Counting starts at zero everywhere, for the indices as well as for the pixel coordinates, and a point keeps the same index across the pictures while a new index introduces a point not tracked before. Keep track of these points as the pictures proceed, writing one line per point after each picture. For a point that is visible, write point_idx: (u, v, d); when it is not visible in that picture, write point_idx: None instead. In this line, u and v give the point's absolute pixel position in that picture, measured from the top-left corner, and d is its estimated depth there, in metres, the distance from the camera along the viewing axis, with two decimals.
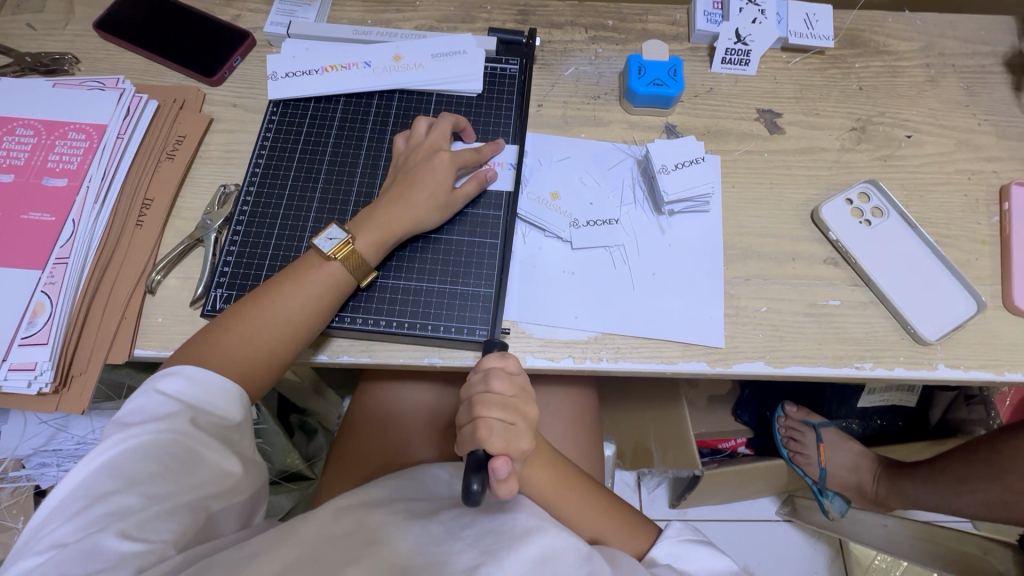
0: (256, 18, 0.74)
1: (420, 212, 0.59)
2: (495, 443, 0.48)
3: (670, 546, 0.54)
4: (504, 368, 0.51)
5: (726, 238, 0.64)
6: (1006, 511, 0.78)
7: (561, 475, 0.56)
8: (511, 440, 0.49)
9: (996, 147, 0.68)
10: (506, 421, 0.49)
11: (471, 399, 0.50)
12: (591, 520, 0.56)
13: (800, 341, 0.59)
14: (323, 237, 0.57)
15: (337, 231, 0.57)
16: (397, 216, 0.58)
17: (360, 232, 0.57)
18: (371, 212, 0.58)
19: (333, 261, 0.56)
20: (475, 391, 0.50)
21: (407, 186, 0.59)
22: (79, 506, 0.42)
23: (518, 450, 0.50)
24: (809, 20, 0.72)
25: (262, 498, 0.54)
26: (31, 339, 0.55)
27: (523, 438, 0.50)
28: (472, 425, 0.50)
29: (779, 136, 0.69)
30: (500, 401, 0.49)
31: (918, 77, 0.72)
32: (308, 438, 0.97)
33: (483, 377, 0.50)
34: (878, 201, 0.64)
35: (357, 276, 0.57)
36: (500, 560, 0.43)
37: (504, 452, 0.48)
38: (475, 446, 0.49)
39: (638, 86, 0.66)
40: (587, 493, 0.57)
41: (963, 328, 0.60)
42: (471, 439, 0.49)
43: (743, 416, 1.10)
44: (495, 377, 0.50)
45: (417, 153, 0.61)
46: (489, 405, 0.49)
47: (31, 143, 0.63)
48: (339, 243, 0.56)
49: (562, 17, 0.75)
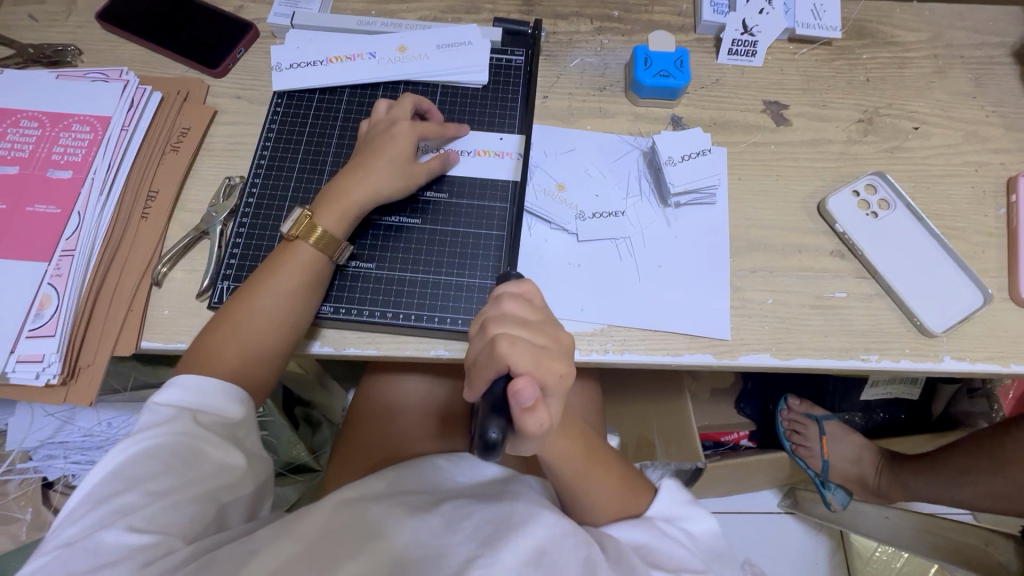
0: (259, 9, 0.73)
1: (377, 180, 0.58)
2: (519, 358, 0.42)
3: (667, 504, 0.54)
4: (521, 294, 0.47)
5: (732, 230, 0.63)
6: (1008, 503, 0.78)
7: (583, 450, 0.55)
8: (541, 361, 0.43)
9: (1004, 139, 0.68)
10: (533, 341, 0.43)
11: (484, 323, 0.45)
12: (603, 497, 0.54)
13: (806, 333, 0.59)
14: (288, 220, 0.57)
15: (296, 209, 0.57)
16: (355, 187, 0.58)
17: (320, 208, 0.57)
18: (331, 187, 0.58)
19: (299, 239, 0.56)
20: (490, 314, 0.45)
21: (363, 159, 0.59)
22: (85, 508, 0.43)
23: (552, 374, 0.43)
24: (816, 10, 0.71)
25: (269, 491, 0.54)
26: (38, 331, 0.55)
27: (557, 363, 0.43)
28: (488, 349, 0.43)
29: (786, 128, 0.68)
30: (519, 320, 0.44)
31: (926, 68, 0.72)
32: (313, 429, 0.97)
33: (496, 304, 0.46)
34: (885, 193, 0.64)
35: (329, 254, 0.56)
36: (496, 552, 0.43)
37: (531, 372, 0.42)
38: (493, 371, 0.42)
39: (644, 78, 0.66)
40: (608, 470, 0.56)
41: (969, 320, 0.60)
42: (489, 364, 0.42)
43: (746, 408, 1.09)
44: (509, 300, 0.46)
45: (376, 128, 0.61)
46: (507, 324, 0.44)
47: (35, 135, 0.63)
48: (299, 220, 0.56)
49: (567, 7, 0.74)
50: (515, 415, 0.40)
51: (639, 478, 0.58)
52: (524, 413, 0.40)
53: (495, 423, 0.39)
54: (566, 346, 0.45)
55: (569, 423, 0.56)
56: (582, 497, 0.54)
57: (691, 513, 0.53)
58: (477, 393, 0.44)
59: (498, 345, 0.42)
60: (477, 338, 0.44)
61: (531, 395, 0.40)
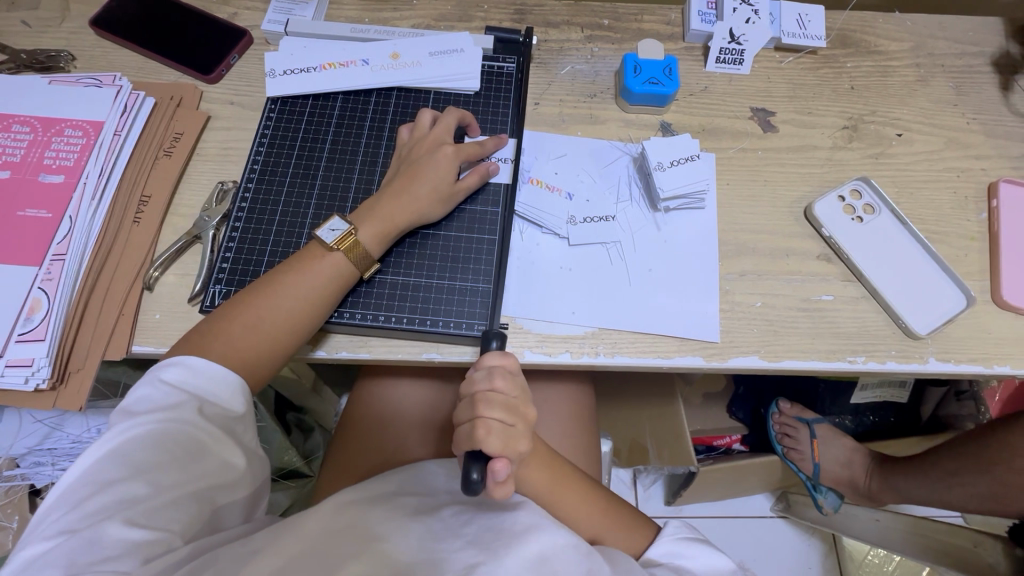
0: (253, 16, 0.74)
1: (421, 203, 0.59)
2: (492, 444, 0.48)
3: (667, 545, 0.54)
4: (504, 367, 0.51)
5: (720, 235, 0.64)
6: (995, 504, 0.80)
7: (557, 473, 0.56)
8: (510, 441, 0.49)
9: (985, 146, 0.70)
10: (507, 423, 0.49)
11: (474, 396, 0.49)
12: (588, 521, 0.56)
13: (795, 336, 0.60)
14: (325, 229, 0.57)
15: (339, 222, 0.57)
16: (399, 208, 0.58)
17: (363, 222, 0.58)
18: (375, 202, 0.59)
19: (335, 252, 0.56)
20: (480, 389, 0.50)
21: (409, 177, 0.59)
22: (84, 494, 0.43)
23: (516, 452, 0.49)
24: (802, 20, 0.73)
25: (266, 490, 0.54)
26: (28, 336, 0.55)
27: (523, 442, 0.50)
28: (470, 425, 0.49)
29: (773, 134, 0.69)
30: (504, 400, 0.49)
31: (909, 76, 0.73)
32: (304, 436, 0.97)
33: (486, 375, 0.50)
34: (870, 198, 0.65)
35: (358, 269, 0.57)
36: (499, 558, 0.43)
37: (501, 454, 0.48)
38: (472, 446, 0.48)
39: (634, 85, 0.67)
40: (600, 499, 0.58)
41: (952, 323, 0.61)
42: (468, 442, 0.49)
43: (738, 413, 1.10)
44: (498, 375, 0.50)
45: (420, 146, 0.62)
46: (492, 403, 0.49)
47: (27, 140, 0.63)
48: (342, 234, 0.57)
49: (558, 16, 0.76)
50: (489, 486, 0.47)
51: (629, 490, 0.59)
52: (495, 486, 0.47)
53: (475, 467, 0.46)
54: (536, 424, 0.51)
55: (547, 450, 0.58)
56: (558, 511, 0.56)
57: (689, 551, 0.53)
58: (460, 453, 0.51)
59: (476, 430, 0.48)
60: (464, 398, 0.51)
61: (504, 472, 0.46)
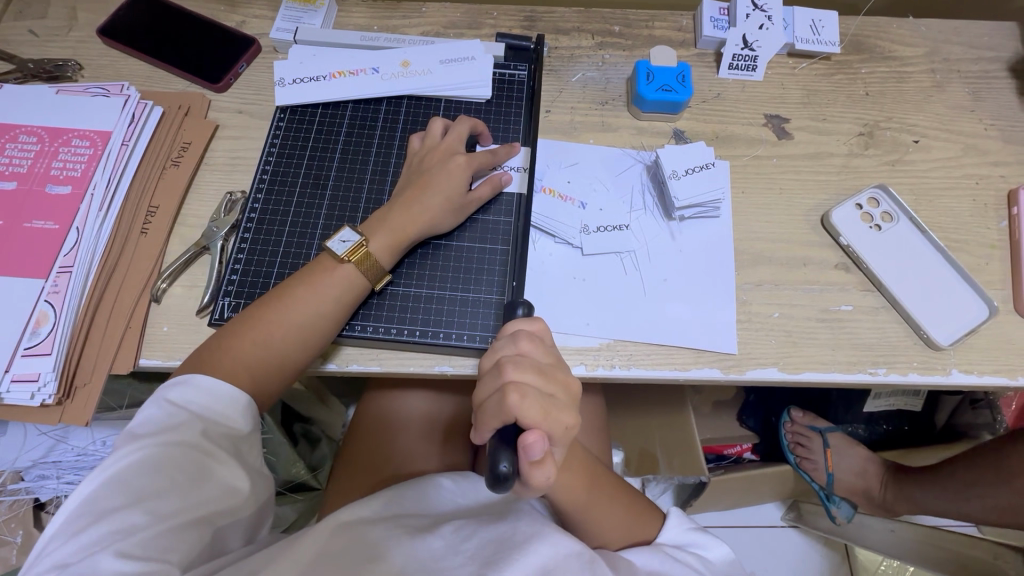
0: (261, 24, 0.73)
1: (433, 215, 0.58)
2: (528, 412, 0.40)
3: (675, 534, 0.55)
4: (532, 332, 0.45)
5: (736, 244, 0.63)
6: (1014, 516, 0.79)
7: (591, 482, 0.55)
8: (551, 412, 0.41)
9: (1003, 152, 0.69)
10: (545, 390, 0.41)
11: (498, 364, 0.42)
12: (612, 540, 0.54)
13: (814, 347, 0.59)
14: (335, 240, 0.56)
15: (350, 232, 0.56)
16: (411, 220, 0.57)
17: (374, 233, 0.57)
18: (385, 213, 0.58)
19: (346, 264, 0.55)
20: (505, 354, 0.43)
21: (420, 189, 0.58)
22: (82, 522, 0.41)
23: (558, 426, 0.41)
24: (815, 26, 0.72)
25: (268, 512, 0.52)
26: (34, 350, 0.54)
27: (564, 414, 0.42)
28: (498, 396, 0.41)
29: (788, 141, 0.69)
30: (535, 364, 0.42)
31: (924, 82, 0.72)
32: (311, 446, 0.93)
33: (510, 340, 0.44)
34: (888, 206, 0.64)
35: (370, 281, 0.56)
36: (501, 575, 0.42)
37: (540, 426, 0.40)
38: (503, 419, 0.40)
39: (647, 93, 0.66)
40: (619, 505, 0.55)
41: (975, 333, 0.59)
42: (497, 416, 0.40)
43: (748, 421, 1.08)
44: (525, 339, 0.44)
45: (432, 156, 0.61)
46: (522, 368, 0.41)
47: (34, 150, 0.62)
48: (354, 245, 0.56)
49: (569, 23, 0.75)
50: (523, 467, 0.39)
51: (646, 504, 0.58)
52: (534, 467, 0.39)
53: (505, 458, 0.38)
54: (577, 394, 0.43)
55: (583, 456, 0.56)
56: (584, 522, 0.54)
57: (703, 542, 0.54)
58: (483, 436, 0.41)
59: (509, 397, 0.39)
60: (486, 371, 0.43)
61: (541, 450, 0.38)
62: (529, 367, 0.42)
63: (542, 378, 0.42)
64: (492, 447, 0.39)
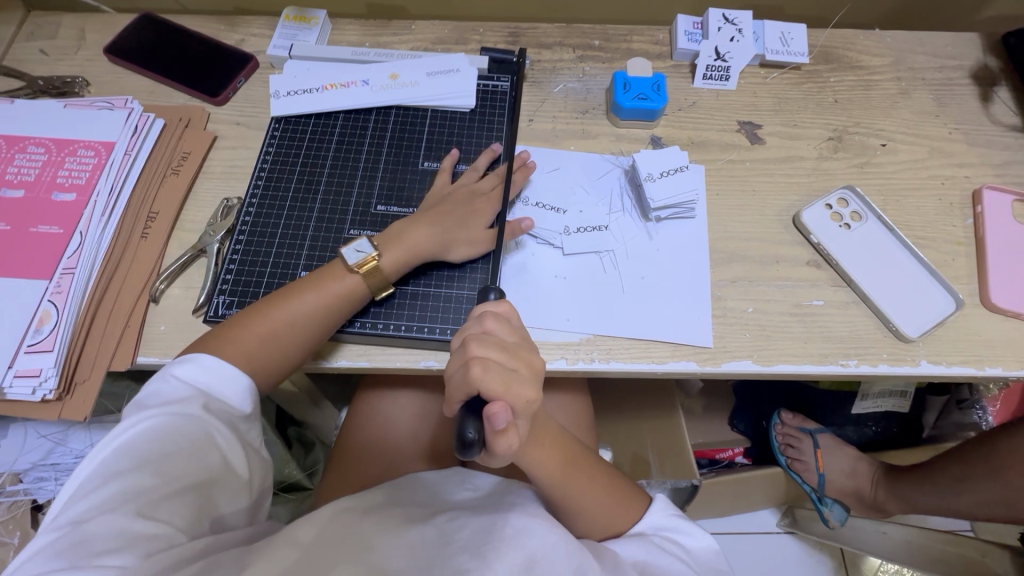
0: (259, 42, 0.77)
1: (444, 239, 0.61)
2: (490, 382, 0.42)
3: (660, 518, 0.56)
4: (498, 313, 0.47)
5: (711, 243, 0.66)
6: (1000, 512, 0.80)
7: (574, 464, 0.55)
8: (513, 384, 0.43)
9: (967, 154, 0.71)
10: (507, 365, 0.44)
11: (466, 339, 0.44)
12: (601, 523, 0.55)
13: (787, 340, 0.61)
14: (351, 249, 0.59)
15: (365, 244, 0.59)
16: (419, 237, 0.60)
17: (385, 250, 0.59)
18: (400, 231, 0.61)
19: (355, 274, 0.58)
20: (470, 332, 0.45)
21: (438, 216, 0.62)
22: (94, 485, 0.43)
23: (520, 399, 0.43)
24: (784, 38, 0.76)
25: (266, 494, 0.54)
26: (36, 346, 0.57)
27: (524, 387, 0.43)
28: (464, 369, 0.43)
29: (760, 145, 0.72)
30: (500, 342, 0.44)
31: (890, 89, 0.76)
32: (305, 451, 0.97)
33: (476, 319, 0.46)
34: (856, 206, 0.67)
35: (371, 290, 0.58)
36: (487, 561, 0.44)
37: (501, 398, 0.42)
38: (468, 389, 0.43)
39: (624, 101, 0.69)
40: (604, 487, 0.56)
41: (942, 326, 0.62)
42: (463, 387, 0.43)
43: (739, 424, 1.09)
44: (489, 318, 0.46)
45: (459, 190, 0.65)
46: (490, 343, 0.44)
47: (42, 160, 0.66)
48: (366, 256, 0.58)
49: (551, 37, 0.79)
50: (487, 435, 0.41)
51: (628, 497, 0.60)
52: (495, 436, 0.41)
53: (471, 424, 0.41)
54: (539, 370, 0.45)
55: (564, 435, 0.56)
56: (572, 510, 0.55)
57: (685, 527, 0.56)
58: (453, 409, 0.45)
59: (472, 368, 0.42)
60: (455, 347, 0.46)
61: (504, 419, 0.41)
62: (497, 342, 0.44)
63: (508, 352, 0.44)
64: (459, 416, 0.43)
